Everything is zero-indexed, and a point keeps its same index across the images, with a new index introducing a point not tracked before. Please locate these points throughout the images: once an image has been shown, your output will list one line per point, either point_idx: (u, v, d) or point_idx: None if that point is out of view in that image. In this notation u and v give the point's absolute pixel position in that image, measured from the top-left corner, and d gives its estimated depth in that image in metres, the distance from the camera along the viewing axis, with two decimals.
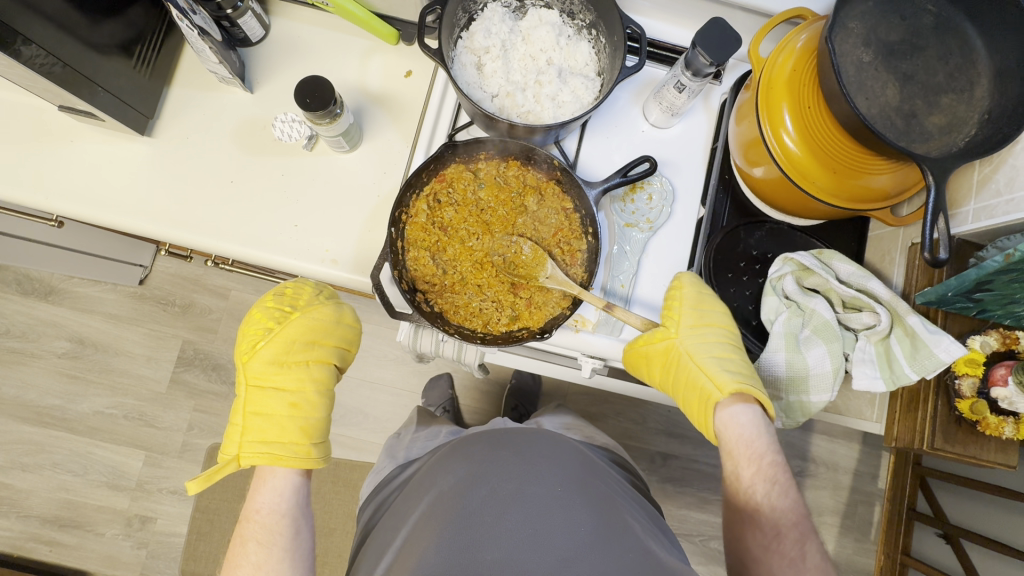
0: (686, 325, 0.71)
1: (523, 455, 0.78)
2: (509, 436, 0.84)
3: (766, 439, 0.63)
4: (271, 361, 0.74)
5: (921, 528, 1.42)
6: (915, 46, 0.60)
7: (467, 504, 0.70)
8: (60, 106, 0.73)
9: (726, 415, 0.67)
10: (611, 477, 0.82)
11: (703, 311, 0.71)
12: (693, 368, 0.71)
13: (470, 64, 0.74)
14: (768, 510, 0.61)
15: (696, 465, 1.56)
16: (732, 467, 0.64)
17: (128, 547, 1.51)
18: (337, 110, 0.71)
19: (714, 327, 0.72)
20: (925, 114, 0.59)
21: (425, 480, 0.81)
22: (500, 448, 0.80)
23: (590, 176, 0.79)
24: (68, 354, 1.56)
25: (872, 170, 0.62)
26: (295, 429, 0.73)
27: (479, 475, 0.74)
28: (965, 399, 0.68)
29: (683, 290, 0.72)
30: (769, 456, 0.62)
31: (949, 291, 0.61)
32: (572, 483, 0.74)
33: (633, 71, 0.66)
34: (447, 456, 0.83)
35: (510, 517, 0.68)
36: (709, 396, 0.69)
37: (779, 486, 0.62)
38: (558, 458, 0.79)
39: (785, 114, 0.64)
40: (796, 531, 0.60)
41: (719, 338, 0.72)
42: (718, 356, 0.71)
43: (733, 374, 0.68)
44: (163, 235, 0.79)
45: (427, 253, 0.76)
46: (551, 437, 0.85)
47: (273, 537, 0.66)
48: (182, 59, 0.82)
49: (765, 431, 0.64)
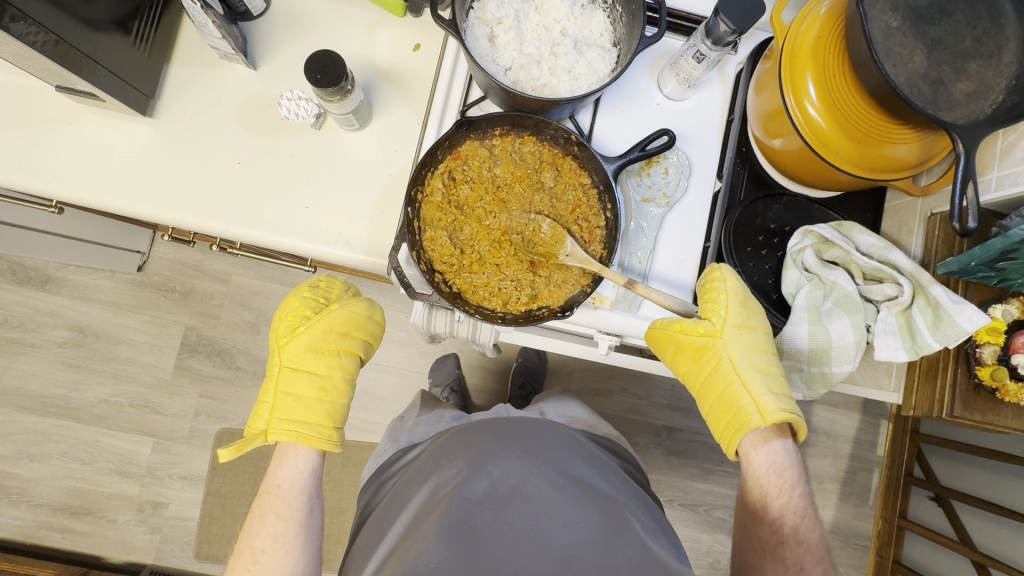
0: (732, 323, 0.72)
1: (525, 446, 0.77)
2: (512, 427, 0.83)
3: (796, 470, 0.68)
4: (308, 347, 0.74)
5: (918, 492, 1.45)
6: (943, 11, 0.58)
7: (467, 493, 0.70)
8: (57, 87, 0.70)
9: (761, 444, 0.70)
10: (612, 472, 0.81)
11: (749, 312, 0.72)
12: (732, 374, 0.73)
13: (483, 35, 0.72)
14: (794, 545, 0.64)
15: (700, 437, 1.58)
16: (760, 496, 0.68)
17: (141, 532, 1.52)
18: (348, 86, 0.69)
19: (756, 334, 0.74)
20: (952, 81, 0.57)
21: (424, 467, 0.80)
22: (502, 438, 0.79)
23: (606, 151, 0.78)
24: (68, 343, 1.54)
25: (893, 139, 0.61)
26: (324, 413, 0.73)
27: (481, 464, 0.74)
28: (986, 366, 0.71)
29: (727, 283, 0.72)
30: (798, 489, 0.67)
31: (973, 261, 0.62)
32: (573, 475, 0.73)
33: (653, 41, 0.64)
34: (447, 445, 0.82)
35: (508, 510, 0.68)
36: (746, 412, 0.70)
37: (807, 520, 0.65)
38: (561, 451, 0.78)
39: (809, 83, 0.63)
40: (819, 568, 0.63)
41: (761, 347, 0.73)
42: (759, 368, 0.72)
43: (776, 400, 0.69)
44: (170, 221, 0.77)
45: (444, 233, 0.74)
46: (555, 429, 0.84)
47: (288, 509, 0.68)
48: (182, 35, 0.79)
49: (794, 463, 0.69)
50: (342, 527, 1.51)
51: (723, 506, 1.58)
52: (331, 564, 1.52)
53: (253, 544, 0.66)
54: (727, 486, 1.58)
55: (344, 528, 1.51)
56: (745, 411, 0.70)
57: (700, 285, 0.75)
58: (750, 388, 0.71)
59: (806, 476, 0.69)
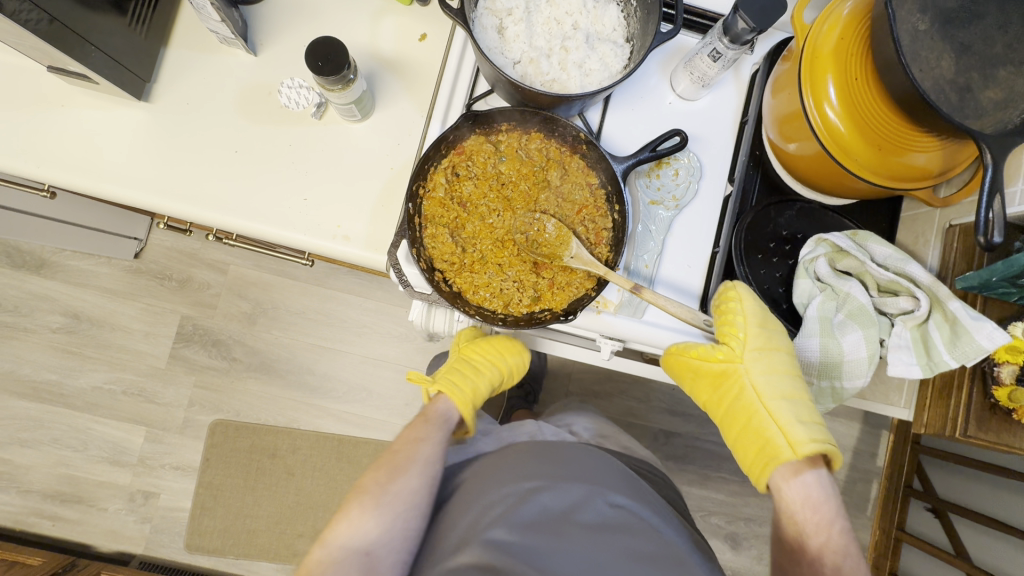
0: (751, 346, 0.72)
1: (575, 476, 0.72)
2: (558, 451, 0.77)
3: (833, 503, 0.65)
4: (482, 350, 0.87)
5: (916, 503, 1.44)
6: (974, 14, 0.55)
7: (517, 519, 0.66)
8: (49, 67, 0.68)
9: (794, 476, 0.67)
10: (663, 507, 0.75)
11: (770, 333, 0.72)
12: (758, 401, 0.72)
13: (491, 27, 0.70)
14: None
15: (699, 443, 1.57)
16: (795, 534, 0.65)
17: (132, 521, 1.50)
18: (351, 75, 0.66)
19: (781, 357, 0.73)
20: (980, 88, 0.55)
21: (467, 485, 0.74)
22: (549, 462, 0.74)
23: (615, 150, 0.75)
24: (62, 329, 1.52)
25: (914, 147, 0.59)
26: (468, 389, 0.81)
27: (532, 488, 0.69)
28: (1004, 386, 0.68)
29: (744, 303, 0.70)
30: (836, 525, 0.63)
31: (994, 276, 0.59)
32: (628, 497, 0.72)
33: (669, 37, 0.61)
34: (488, 462, 0.77)
35: (563, 541, 0.64)
36: (776, 444, 0.69)
37: (850, 559, 0.61)
38: (614, 475, 0.75)
39: (829, 86, 0.61)
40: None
41: (786, 371, 0.72)
42: (786, 395, 0.71)
43: (808, 430, 0.68)
44: (163, 208, 0.75)
45: (445, 230, 0.72)
46: (602, 457, 0.78)
47: (443, 422, 0.78)
48: (180, 17, 0.77)
49: (831, 497, 0.65)
50: None
51: (719, 513, 1.56)
52: None
53: (401, 439, 0.74)
54: (724, 493, 1.56)
55: None
56: (773, 440, 0.70)
57: (714, 303, 0.74)
58: (778, 415, 0.70)
59: (846, 511, 0.65)
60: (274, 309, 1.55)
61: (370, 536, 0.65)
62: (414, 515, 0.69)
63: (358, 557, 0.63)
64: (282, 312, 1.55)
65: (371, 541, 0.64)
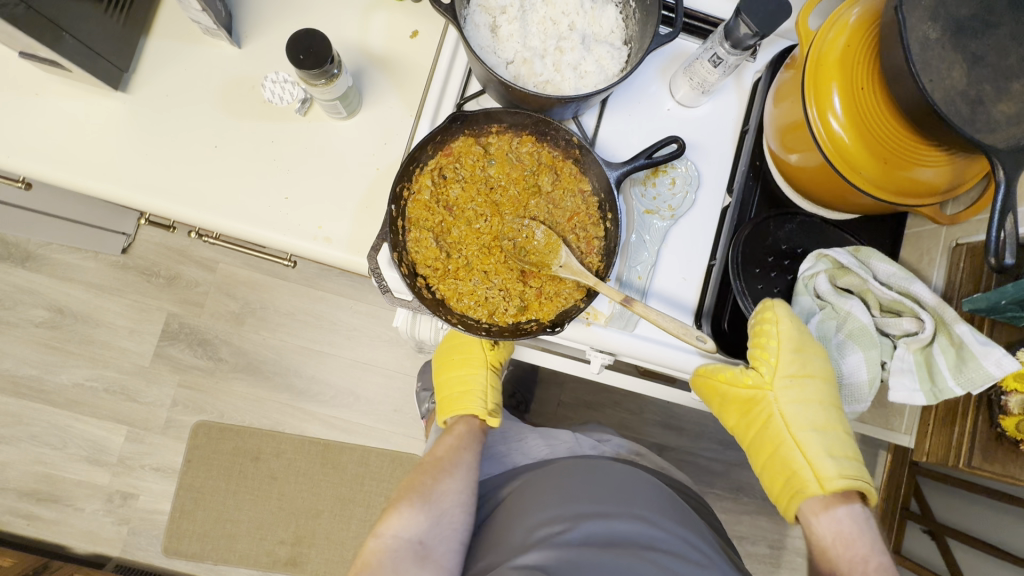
0: (783, 373, 0.71)
1: (624, 500, 0.75)
2: (605, 473, 0.80)
3: (868, 538, 0.68)
4: (487, 356, 0.88)
5: (913, 526, 1.40)
6: (988, 24, 0.53)
7: (567, 539, 0.69)
8: (21, 53, 0.65)
9: (824, 511, 0.71)
10: (710, 534, 0.78)
11: (803, 362, 0.70)
12: (787, 430, 0.73)
13: (484, 25, 0.67)
14: None
15: (692, 458, 1.53)
16: (831, 567, 0.69)
17: (109, 523, 1.46)
18: (334, 70, 0.64)
19: (814, 383, 0.72)
20: (993, 102, 0.52)
21: (514, 505, 0.78)
22: (599, 485, 0.77)
23: (610, 156, 0.73)
24: (46, 323, 1.49)
25: (922, 162, 0.56)
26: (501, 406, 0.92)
27: (581, 513, 0.72)
28: (1012, 416, 0.66)
29: (781, 325, 0.66)
30: (873, 560, 0.66)
31: (1004, 298, 0.56)
32: (667, 512, 0.75)
33: (667, 40, 0.59)
34: (538, 482, 0.80)
35: (611, 555, 0.66)
36: (804, 476, 0.72)
37: None
38: (656, 492, 0.79)
39: (834, 96, 0.58)
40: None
41: (819, 401, 0.72)
42: (816, 426, 0.72)
43: (836, 464, 0.70)
44: (138, 204, 0.72)
45: (430, 235, 0.69)
46: (648, 479, 0.82)
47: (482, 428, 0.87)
48: (162, 7, 0.74)
49: (867, 531, 0.69)
50: (318, 530, 1.48)
51: None
52: (301, 567, 1.48)
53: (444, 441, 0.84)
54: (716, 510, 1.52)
55: (319, 531, 1.48)
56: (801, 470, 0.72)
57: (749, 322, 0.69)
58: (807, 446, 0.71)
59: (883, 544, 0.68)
60: (262, 309, 1.52)
61: (421, 528, 0.73)
62: (458, 511, 0.78)
63: (412, 546, 0.72)
64: (270, 312, 1.52)
65: (423, 533, 0.73)
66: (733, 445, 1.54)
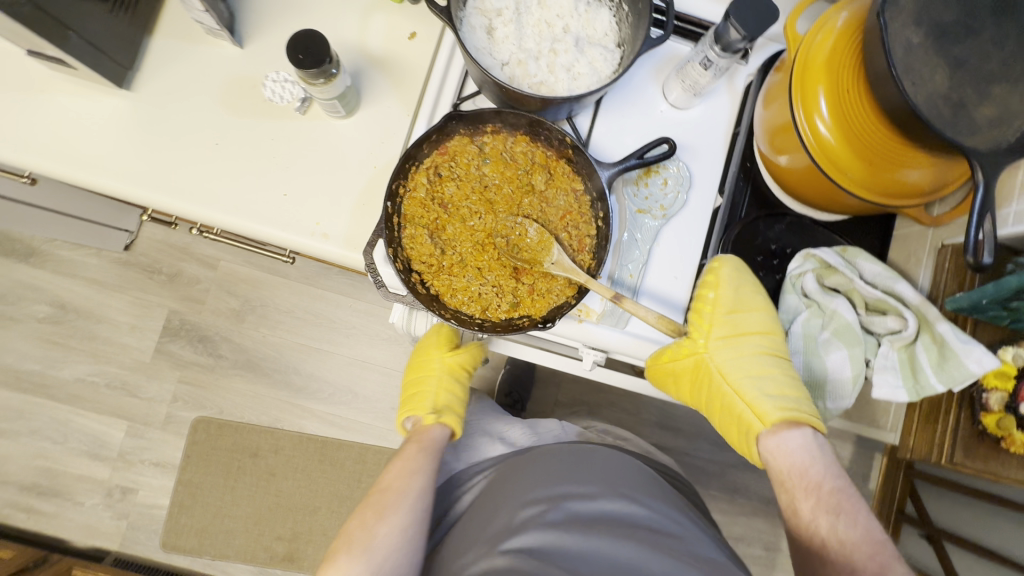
0: (716, 336, 0.73)
1: (607, 481, 0.72)
2: (586, 456, 0.77)
3: (820, 462, 0.64)
4: (449, 363, 0.89)
5: (908, 529, 1.41)
6: (970, 29, 0.54)
7: (550, 518, 0.65)
8: (28, 51, 0.67)
9: (772, 442, 0.68)
10: (689, 509, 0.74)
11: (730, 319, 0.72)
12: (729, 386, 0.73)
13: (480, 27, 0.69)
14: (837, 545, 0.60)
15: (688, 459, 1.54)
16: (791, 506, 0.65)
17: (108, 517, 1.48)
18: (332, 70, 0.65)
19: (745, 335, 0.73)
20: (974, 105, 0.53)
21: (495, 492, 0.75)
22: (579, 467, 0.74)
23: (603, 157, 0.74)
24: (48, 319, 1.50)
25: (906, 164, 0.58)
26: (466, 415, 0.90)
27: (563, 493, 0.69)
28: (993, 413, 0.69)
29: (719, 291, 0.69)
30: (824, 490, 0.63)
31: (985, 297, 0.58)
32: (650, 493, 0.72)
33: (658, 43, 0.60)
34: (518, 468, 0.77)
35: (595, 535, 0.62)
36: (749, 419, 0.71)
37: (843, 516, 0.61)
38: (635, 474, 0.75)
39: (820, 98, 0.59)
40: (871, 563, 0.58)
41: (759, 352, 0.73)
42: (752, 372, 0.72)
43: (776, 399, 0.69)
44: (141, 199, 0.73)
45: (425, 232, 0.70)
46: (623, 461, 0.77)
47: (433, 446, 0.80)
48: (166, 7, 0.76)
49: (820, 456, 0.65)
50: (315, 527, 1.49)
51: None
52: (298, 563, 1.49)
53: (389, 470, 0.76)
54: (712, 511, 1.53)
55: (316, 528, 1.49)
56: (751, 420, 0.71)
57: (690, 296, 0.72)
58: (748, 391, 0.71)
59: (837, 467, 0.65)
60: (262, 307, 1.53)
61: None
62: (405, 553, 0.69)
63: None
64: (270, 310, 1.53)
65: None
66: (729, 446, 1.55)
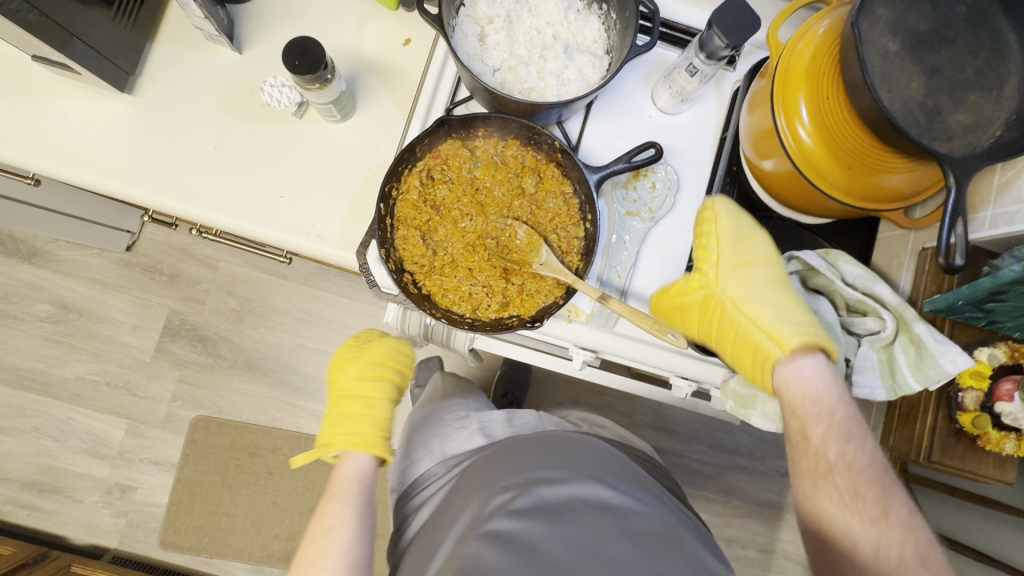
0: (727, 266, 0.69)
1: (579, 465, 0.70)
2: (557, 443, 0.75)
3: (834, 388, 0.60)
4: (354, 376, 0.85)
5: None
6: (945, 38, 0.56)
7: (520, 504, 0.64)
8: (33, 56, 0.69)
9: (789, 371, 0.63)
10: (664, 494, 0.74)
11: (740, 246, 0.69)
12: (742, 318, 0.68)
13: (472, 34, 0.71)
14: (844, 470, 0.57)
15: (682, 460, 1.55)
16: (799, 435, 0.60)
17: (107, 515, 1.49)
18: (328, 75, 0.67)
19: (754, 266, 0.70)
20: (949, 112, 0.54)
21: (467, 481, 0.73)
22: (548, 455, 0.72)
23: (592, 160, 0.76)
24: (50, 318, 1.52)
25: (886, 168, 0.59)
26: (368, 428, 0.79)
27: (535, 479, 0.67)
28: (968, 412, 0.73)
29: (719, 222, 0.69)
30: (835, 421, 0.58)
31: (961, 299, 0.60)
32: (623, 478, 0.70)
33: (644, 50, 0.62)
34: (490, 458, 0.75)
35: (566, 522, 0.61)
36: (765, 348, 0.65)
37: (853, 442, 0.57)
38: (607, 460, 0.73)
39: (801, 104, 0.61)
40: (874, 488, 0.56)
41: (770, 282, 0.69)
42: (767, 301, 0.68)
43: (793, 326, 0.64)
44: (140, 199, 0.75)
45: (417, 233, 0.72)
46: (594, 447, 0.75)
47: (357, 484, 0.73)
48: (167, 14, 0.78)
49: (834, 385, 0.60)
50: None
51: None
52: None
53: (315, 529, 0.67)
54: (706, 513, 1.54)
55: None
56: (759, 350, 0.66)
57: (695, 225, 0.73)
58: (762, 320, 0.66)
59: (849, 396, 0.60)
60: (261, 307, 1.55)
61: None
62: None
63: None
64: (269, 311, 1.55)
65: None
66: (724, 448, 1.56)
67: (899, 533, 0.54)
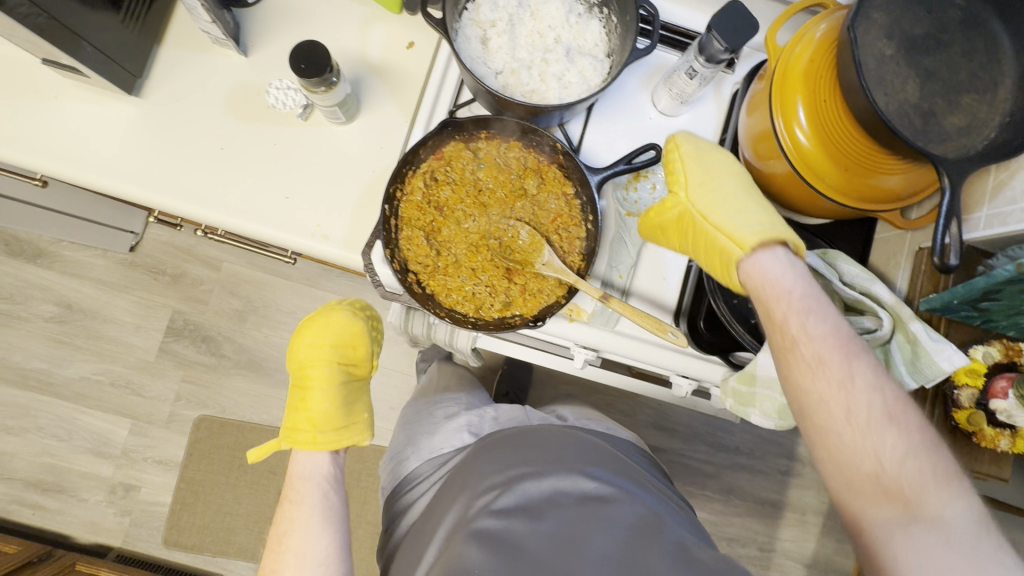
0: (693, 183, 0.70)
1: (561, 460, 0.72)
2: (538, 438, 0.76)
3: (794, 272, 0.56)
4: (298, 365, 0.85)
5: None
6: (940, 42, 0.57)
7: (504, 503, 0.65)
8: (43, 60, 0.70)
9: (749, 264, 0.60)
10: (649, 480, 0.76)
11: (705, 166, 0.70)
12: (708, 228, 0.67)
13: (475, 37, 0.72)
14: (807, 343, 0.52)
15: (682, 459, 1.56)
16: (762, 312, 0.56)
17: (111, 514, 1.50)
18: (333, 78, 0.68)
19: (723, 179, 0.69)
20: (944, 114, 0.55)
21: (452, 480, 0.74)
22: (530, 451, 0.73)
23: (593, 162, 0.77)
24: (55, 318, 1.53)
25: (883, 169, 0.60)
26: (303, 423, 0.80)
27: (517, 475, 0.69)
28: (964, 410, 0.74)
29: (681, 149, 0.71)
30: (798, 290, 0.54)
31: (956, 298, 0.61)
32: (605, 470, 0.72)
33: (644, 53, 0.63)
34: (473, 456, 0.76)
35: (548, 520, 0.63)
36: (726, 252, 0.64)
37: (814, 315, 0.53)
38: (588, 453, 0.75)
39: (799, 107, 0.62)
40: (839, 355, 0.51)
41: (736, 189, 0.68)
42: (733, 208, 0.66)
43: (754, 228, 0.62)
44: (146, 201, 0.76)
45: (421, 234, 0.73)
46: (575, 440, 0.77)
47: (318, 479, 0.76)
48: (174, 18, 0.79)
49: (794, 269, 0.57)
50: None
51: None
52: None
53: (281, 528, 0.70)
54: (706, 511, 1.55)
55: None
56: (725, 240, 0.64)
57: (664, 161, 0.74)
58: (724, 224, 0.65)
59: (811, 278, 0.55)
60: (264, 308, 1.56)
61: None
62: None
63: None
64: (272, 311, 1.56)
65: None
66: (724, 447, 1.57)
67: (865, 396, 0.49)
